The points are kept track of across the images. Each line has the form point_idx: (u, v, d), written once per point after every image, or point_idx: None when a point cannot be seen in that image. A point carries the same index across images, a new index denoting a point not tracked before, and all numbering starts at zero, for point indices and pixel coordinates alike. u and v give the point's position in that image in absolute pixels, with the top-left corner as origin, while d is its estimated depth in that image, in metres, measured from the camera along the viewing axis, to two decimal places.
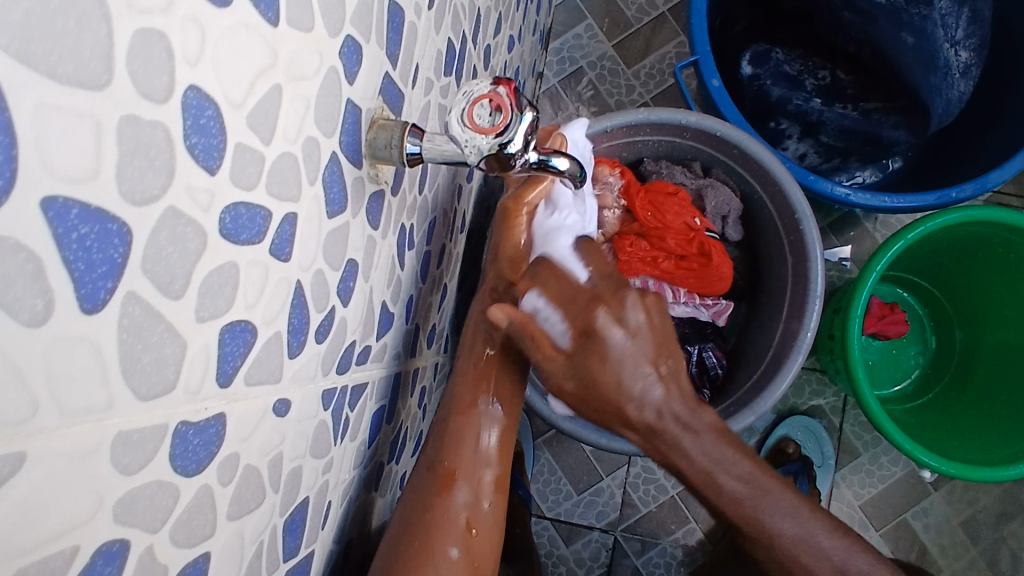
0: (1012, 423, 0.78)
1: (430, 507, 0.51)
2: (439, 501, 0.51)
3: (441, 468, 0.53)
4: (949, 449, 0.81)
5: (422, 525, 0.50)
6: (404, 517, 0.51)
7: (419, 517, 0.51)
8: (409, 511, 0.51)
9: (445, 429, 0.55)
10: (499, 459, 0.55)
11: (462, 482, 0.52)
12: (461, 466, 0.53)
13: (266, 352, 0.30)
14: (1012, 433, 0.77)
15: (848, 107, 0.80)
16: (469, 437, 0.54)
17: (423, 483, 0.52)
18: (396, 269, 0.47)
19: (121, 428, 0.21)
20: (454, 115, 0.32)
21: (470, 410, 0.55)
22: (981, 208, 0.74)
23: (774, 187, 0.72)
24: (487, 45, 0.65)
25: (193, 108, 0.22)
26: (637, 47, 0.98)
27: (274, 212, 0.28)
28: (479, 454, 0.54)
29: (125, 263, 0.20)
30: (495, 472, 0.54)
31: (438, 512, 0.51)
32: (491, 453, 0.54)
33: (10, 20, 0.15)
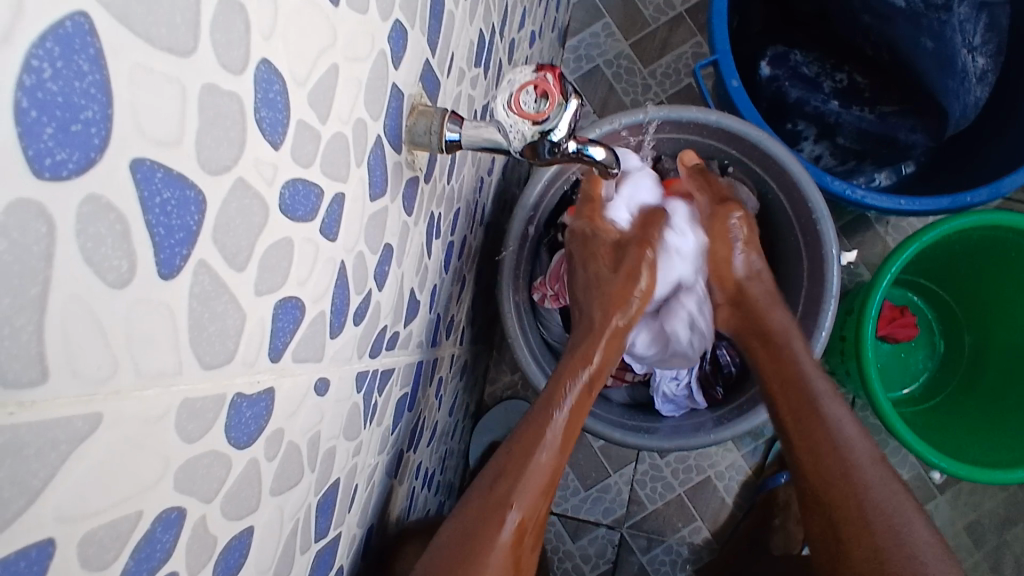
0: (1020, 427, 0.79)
1: (486, 541, 0.49)
2: (494, 536, 0.49)
3: (502, 504, 0.51)
4: (958, 452, 0.82)
5: (475, 558, 0.48)
6: (447, 545, 0.48)
7: (473, 548, 0.48)
8: (461, 537, 0.49)
9: (513, 467, 0.54)
10: (546, 505, 0.54)
11: (517, 521, 0.51)
12: (522, 506, 0.52)
13: (311, 330, 0.30)
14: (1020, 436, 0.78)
15: (865, 109, 0.81)
16: (533, 478, 0.53)
17: (478, 510, 0.51)
18: (424, 257, 0.48)
19: (186, 396, 0.22)
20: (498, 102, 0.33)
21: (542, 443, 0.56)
22: (993, 213, 0.75)
23: (792, 186, 0.72)
24: (511, 38, 0.65)
25: (263, 83, 0.22)
26: (653, 47, 0.98)
27: (326, 190, 0.28)
28: (539, 496, 0.53)
29: (198, 230, 0.20)
30: (540, 514, 0.53)
31: (487, 549, 0.48)
32: (544, 493, 0.54)
33: None
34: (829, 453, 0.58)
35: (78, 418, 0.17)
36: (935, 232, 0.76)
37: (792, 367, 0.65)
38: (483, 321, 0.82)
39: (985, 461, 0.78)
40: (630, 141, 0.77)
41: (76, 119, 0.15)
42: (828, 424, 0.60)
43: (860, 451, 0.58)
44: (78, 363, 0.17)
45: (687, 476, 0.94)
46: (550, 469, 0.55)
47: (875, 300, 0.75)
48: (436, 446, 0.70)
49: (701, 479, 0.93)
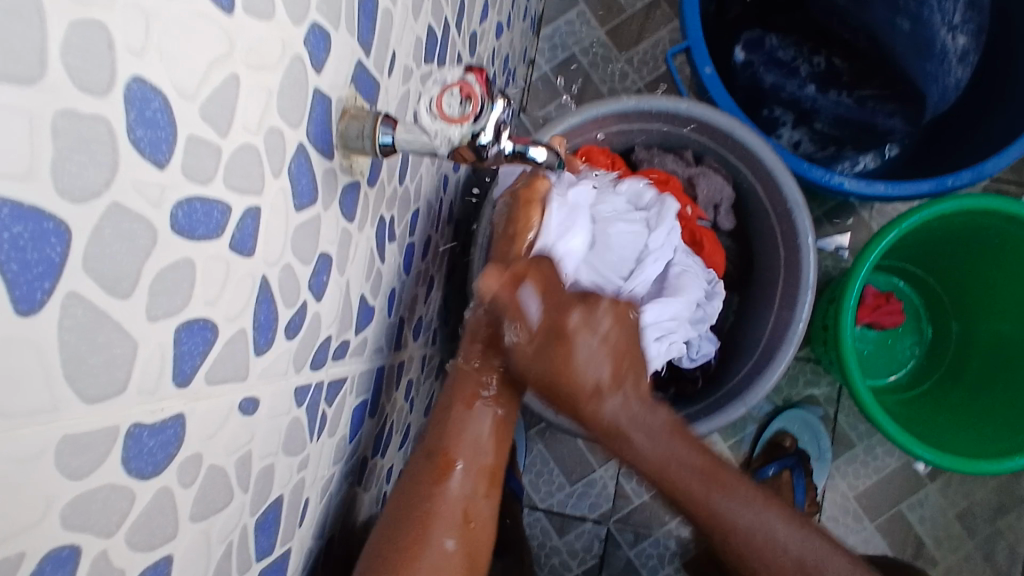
0: (1008, 415, 0.77)
1: (432, 495, 0.52)
2: (437, 488, 0.53)
3: (441, 455, 0.54)
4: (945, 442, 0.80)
5: (420, 511, 0.51)
6: (395, 503, 0.52)
7: (414, 505, 0.51)
8: (407, 494, 0.52)
9: (446, 420, 0.56)
10: (495, 448, 0.57)
11: (461, 468, 0.54)
12: (462, 454, 0.55)
13: (229, 350, 0.29)
14: (1007, 424, 0.77)
15: (843, 94, 0.78)
16: (467, 427, 0.56)
17: (418, 470, 0.54)
18: (375, 262, 0.47)
19: (67, 431, 0.21)
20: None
21: (473, 400, 0.57)
22: (981, 197, 0.73)
23: (766, 175, 0.71)
24: (472, 32, 0.63)
25: (138, 100, 0.21)
26: (630, 33, 0.96)
27: (236, 206, 0.27)
28: (482, 440, 0.56)
29: (64, 262, 0.19)
30: (491, 460, 0.56)
31: (437, 498, 0.52)
32: (494, 445, 0.57)
33: None
34: (727, 533, 0.57)
35: None
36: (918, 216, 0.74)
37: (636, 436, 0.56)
38: (459, 318, 0.81)
39: (973, 449, 0.76)
40: (603, 133, 0.76)
41: None
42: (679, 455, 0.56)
43: (779, 535, 0.56)
44: None
45: None
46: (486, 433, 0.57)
47: (855, 289, 0.74)
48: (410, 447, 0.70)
49: None
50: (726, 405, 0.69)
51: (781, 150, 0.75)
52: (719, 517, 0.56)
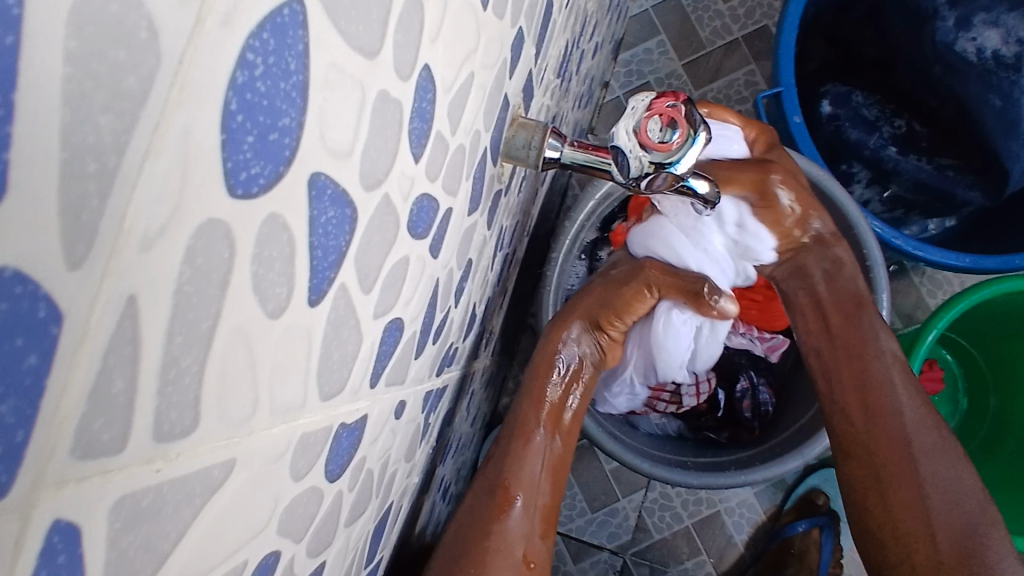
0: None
1: (493, 531, 0.51)
2: (496, 524, 0.51)
3: (502, 491, 0.53)
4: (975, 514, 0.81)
5: (481, 548, 0.50)
6: (453, 541, 0.51)
7: (477, 541, 0.50)
8: (465, 532, 0.51)
9: (504, 452, 0.56)
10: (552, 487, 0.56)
11: (520, 504, 0.53)
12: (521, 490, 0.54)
13: (404, 351, 0.28)
14: None
15: (923, 159, 0.78)
16: (527, 464, 0.55)
17: (488, 488, 0.54)
18: (488, 270, 0.46)
19: (305, 431, 0.19)
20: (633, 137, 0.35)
21: (529, 437, 0.57)
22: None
23: (848, 232, 0.69)
24: (582, 48, 0.63)
25: (421, 90, 0.20)
26: (706, 70, 0.96)
27: (442, 205, 0.26)
28: (538, 478, 0.55)
29: (345, 251, 0.18)
30: (548, 499, 0.55)
31: (493, 534, 0.51)
32: (546, 477, 0.56)
33: None
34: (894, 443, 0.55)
35: (211, 465, 0.15)
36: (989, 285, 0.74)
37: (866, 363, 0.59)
38: (511, 332, 0.80)
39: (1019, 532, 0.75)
40: None
41: (275, 126, 0.13)
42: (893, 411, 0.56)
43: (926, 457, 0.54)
44: (225, 405, 0.14)
45: (697, 508, 0.92)
46: (546, 466, 0.56)
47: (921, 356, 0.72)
48: (457, 457, 0.68)
49: (711, 513, 0.92)
50: (782, 456, 0.67)
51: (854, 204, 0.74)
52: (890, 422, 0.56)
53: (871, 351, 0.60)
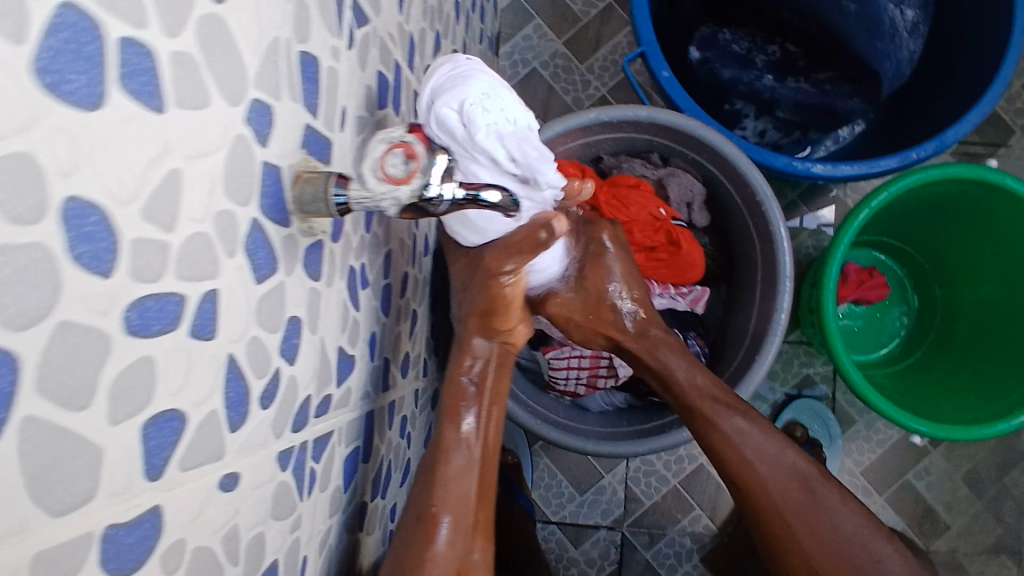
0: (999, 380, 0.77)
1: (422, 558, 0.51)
2: (427, 552, 0.51)
3: (428, 514, 0.53)
4: (935, 410, 0.80)
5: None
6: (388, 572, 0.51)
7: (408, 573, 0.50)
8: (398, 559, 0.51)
9: (429, 477, 0.55)
10: (483, 502, 0.56)
11: (448, 525, 0.53)
12: (448, 511, 0.53)
13: (202, 432, 0.30)
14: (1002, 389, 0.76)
15: (800, 80, 0.77)
16: (453, 488, 0.55)
17: (417, 537, 0.52)
18: (350, 311, 0.47)
19: (38, 549, 0.21)
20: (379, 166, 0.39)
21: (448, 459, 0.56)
22: (945, 167, 0.73)
23: (733, 171, 0.69)
24: (426, 65, 0.64)
25: (75, 218, 0.21)
26: (587, 41, 0.97)
27: (191, 294, 0.28)
28: (463, 497, 0.55)
29: (13, 391, 0.20)
30: (478, 514, 0.55)
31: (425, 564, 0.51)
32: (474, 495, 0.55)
33: None
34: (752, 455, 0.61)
35: None
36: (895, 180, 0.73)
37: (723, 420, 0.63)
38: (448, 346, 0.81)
39: (962, 417, 0.76)
40: (584, 140, 0.73)
41: None
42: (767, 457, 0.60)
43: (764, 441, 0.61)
44: None
45: (680, 467, 0.93)
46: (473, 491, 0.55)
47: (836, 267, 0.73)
48: (413, 481, 0.70)
49: (695, 467, 0.93)
50: None
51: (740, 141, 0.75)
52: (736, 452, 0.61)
53: (725, 434, 0.61)
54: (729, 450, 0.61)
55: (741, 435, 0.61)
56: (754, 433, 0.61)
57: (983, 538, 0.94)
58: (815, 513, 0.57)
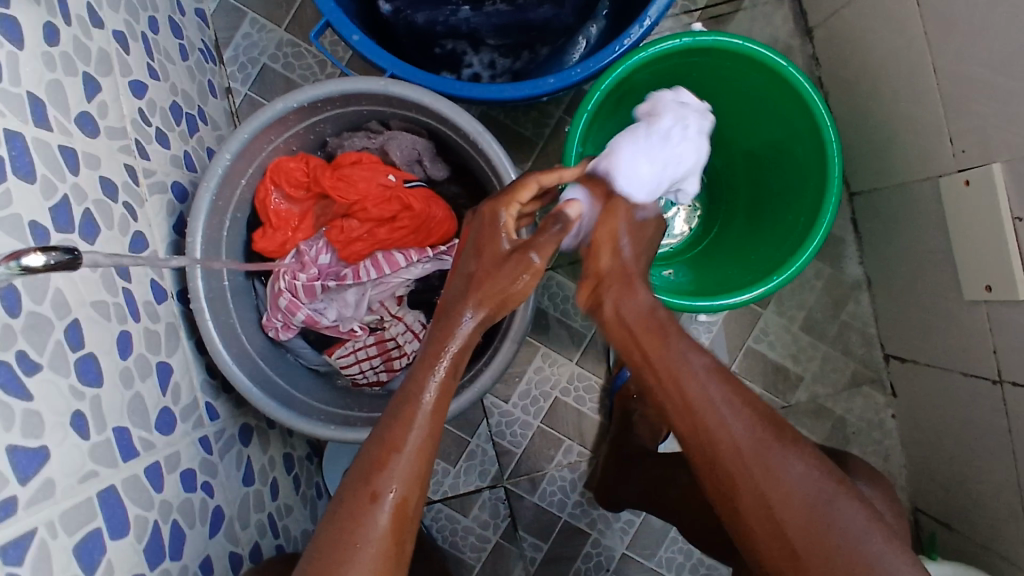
0: (782, 230, 0.79)
1: (364, 529, 0.49)
2: (361, 523, 0.49)
3: (367, 485, 0.50)
4: (727, 275, 0.81)
5: (339, 550, 0.48)
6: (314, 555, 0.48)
7: (336, 545, 0.48)
8: (334, 529, 0.49)
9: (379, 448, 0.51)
10: (426, 476, 0.52)
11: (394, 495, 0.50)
12: (393, 485, 0.50)
13: None
14: (787, 234, 0.78)
15: (496, 3, 0.75)
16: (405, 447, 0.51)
17: (346, 512, 0.49)
18: (11, 403, 0.44)
19: None
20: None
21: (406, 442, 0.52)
22: (658, 41, 0.72)
23: (441, 118, 0.67)
24: (81, 111, 0.59)
25: None
26: (310, 21, 0.92)
27: None
28: (416, 467, 0.51)
29: None
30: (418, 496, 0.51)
31: (357, 535, 0.48)
32: (425, 475, 0.52)
33: None
34: (699, 422, 0.55)
35: None
36: (612, 75, 0.74)
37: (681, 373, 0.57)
38: None
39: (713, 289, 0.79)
40: (291, 132, 0.70)
41: None
42: (715, 415, 0.54)
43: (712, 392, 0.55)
44: None
45: (538, 407, 0.94)
46: (416, 465, 0.51)
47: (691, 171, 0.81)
48: (240, 522, 0.69)
49: (552, 403, 0.94)
50: (498, 349, 0.67)
51: (450, 83, 0.72)
52: (691, 407, 0.55)
53: (685, 369, 0.57)
54: (682, 394, 0.56)
55: (707, 376, 0.56)
56: (711, 376, 0.56)
57: (837, 376, 0.97)
58: (758, 458, 0.53)
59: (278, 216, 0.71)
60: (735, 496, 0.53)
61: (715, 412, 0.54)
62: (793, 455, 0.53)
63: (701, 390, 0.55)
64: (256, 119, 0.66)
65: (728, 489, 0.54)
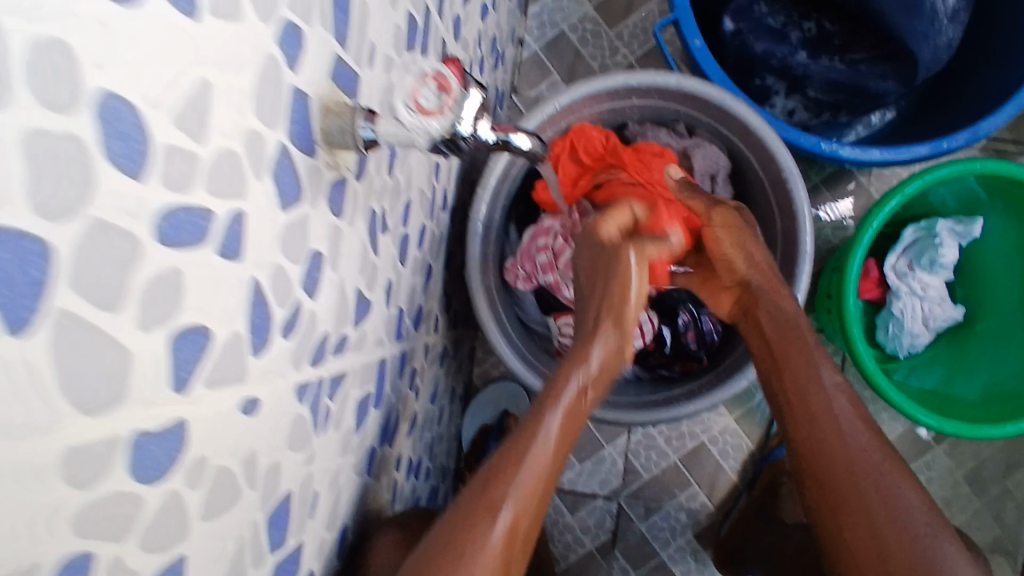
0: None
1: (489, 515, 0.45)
2: (490, 504, 0.45)
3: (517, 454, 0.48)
4: (958, 412, 0.80)
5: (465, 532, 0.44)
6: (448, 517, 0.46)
7: (462, 526, 0.44)
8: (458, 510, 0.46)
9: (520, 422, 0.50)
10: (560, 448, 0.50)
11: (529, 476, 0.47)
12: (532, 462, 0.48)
13: (226, 353, 0.30)
14: None
15: (835, 58, 0.75)
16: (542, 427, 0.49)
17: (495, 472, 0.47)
18: (369, 255, 0.47)
19: (72, 442, 0.21)
20: (409, 102, 0.39)
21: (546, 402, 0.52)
22: (981, 160, 0.72)
23: (759, 145, 0.68)
24: (456, 15, 0.62)
25: (111, 116, 0.21)
26: (618, 6, 0.95)
27: (219, 210, 0.27)
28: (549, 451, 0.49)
29: (48, 280, 0.20)
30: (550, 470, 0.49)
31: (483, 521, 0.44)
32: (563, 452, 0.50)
33: None
34: (807, 423, 0.56)
35: None
36: (932, 173, 0.73)
37: (805, 373, 0.58)
38: (461, 305, 0.82)
39: (962, 415, 0.79)
40: (608, 104, 0.72)
41: None
42: (834, 421, 0.55)
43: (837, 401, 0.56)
44: None
45: (681, 443, 0.94)
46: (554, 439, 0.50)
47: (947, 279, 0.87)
48: (418, 434, 0.72)
49: (695, 445, 0.94)
50: (726, 379, 0.68)
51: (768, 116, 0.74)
52: (814, 408, 0.56)
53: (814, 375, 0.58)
54: (806, 388, 0.58)
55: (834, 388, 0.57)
56: (833, 380, 0.58)
57: (980, 535, 0.93)
58: (870, 478, 0.51)
59: (562, 173, 0.74)
60: (838, 512, 0.52)
61: (831, 419, 0.55)
62: (901, 482, 0.51)
63: (823, 390, 0.57)
64: (592, 83, 0.68)
65: (825, 498, 0.53)
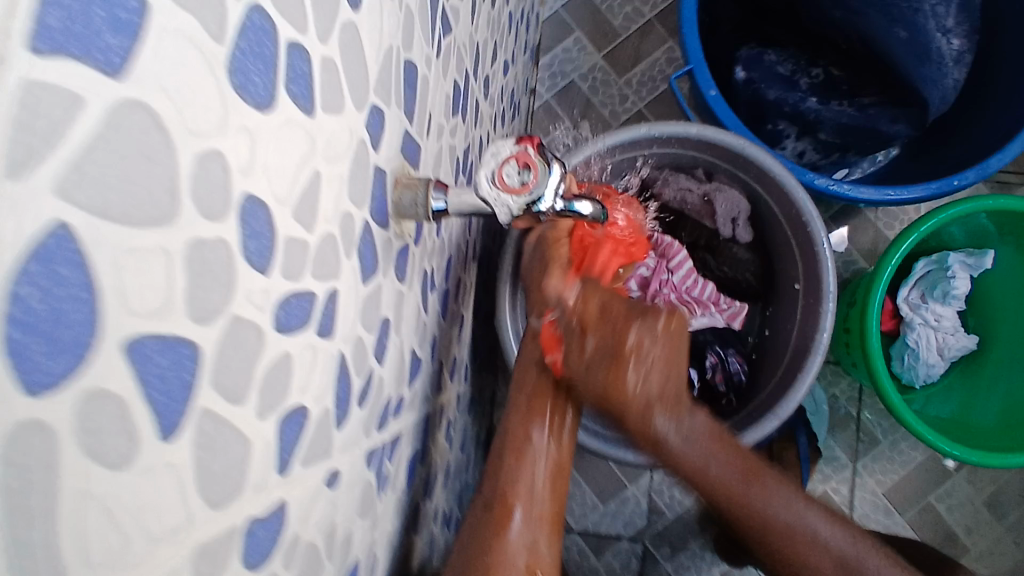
0: None
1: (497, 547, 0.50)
2: (500, 539, 0.50)
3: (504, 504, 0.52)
4: (979, 442, 0.81)
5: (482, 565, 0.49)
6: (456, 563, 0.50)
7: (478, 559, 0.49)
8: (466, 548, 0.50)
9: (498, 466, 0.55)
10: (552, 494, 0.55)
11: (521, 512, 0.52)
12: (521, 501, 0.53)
13: (318, 430, 0.30)
14: None
15: (844, 103, 0.78)
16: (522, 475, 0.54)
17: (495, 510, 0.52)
18: (421, 314, 0.48)
19: (202, 539, 0.22)
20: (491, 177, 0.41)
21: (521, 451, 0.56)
22: (991, 197, 0.75)
23: (780, 190, 0.70)
24: (486, 74, 0.64)
25: (249, 216, 0.22)
26: (627, 55, 0.98)
27: (318, 292, 0.28)
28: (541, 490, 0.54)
29: (195, 381, 0.20)
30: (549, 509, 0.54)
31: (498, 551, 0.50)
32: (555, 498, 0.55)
33: (80, 181, 0.15)
34: (745, 484, 0.57)
35: None
36: (944, 212, 0.75)
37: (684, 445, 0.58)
38: (485, 352, 0.82)
39: (983, 442, 0.81)
40: (629, 154, 0.74)
41: (66, 328, 0.15)
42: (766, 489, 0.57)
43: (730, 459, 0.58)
44: (92, 550, 0.17)
45: None
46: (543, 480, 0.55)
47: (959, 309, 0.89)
48: (451, 483, 0.71)
49: None
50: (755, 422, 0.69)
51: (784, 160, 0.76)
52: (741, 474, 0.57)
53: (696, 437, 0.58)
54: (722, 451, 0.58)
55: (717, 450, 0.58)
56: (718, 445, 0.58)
57: (1001, 562, 0.94)
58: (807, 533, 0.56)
59: None
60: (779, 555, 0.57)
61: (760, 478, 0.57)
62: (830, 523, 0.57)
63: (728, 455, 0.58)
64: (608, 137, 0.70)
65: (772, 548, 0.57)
